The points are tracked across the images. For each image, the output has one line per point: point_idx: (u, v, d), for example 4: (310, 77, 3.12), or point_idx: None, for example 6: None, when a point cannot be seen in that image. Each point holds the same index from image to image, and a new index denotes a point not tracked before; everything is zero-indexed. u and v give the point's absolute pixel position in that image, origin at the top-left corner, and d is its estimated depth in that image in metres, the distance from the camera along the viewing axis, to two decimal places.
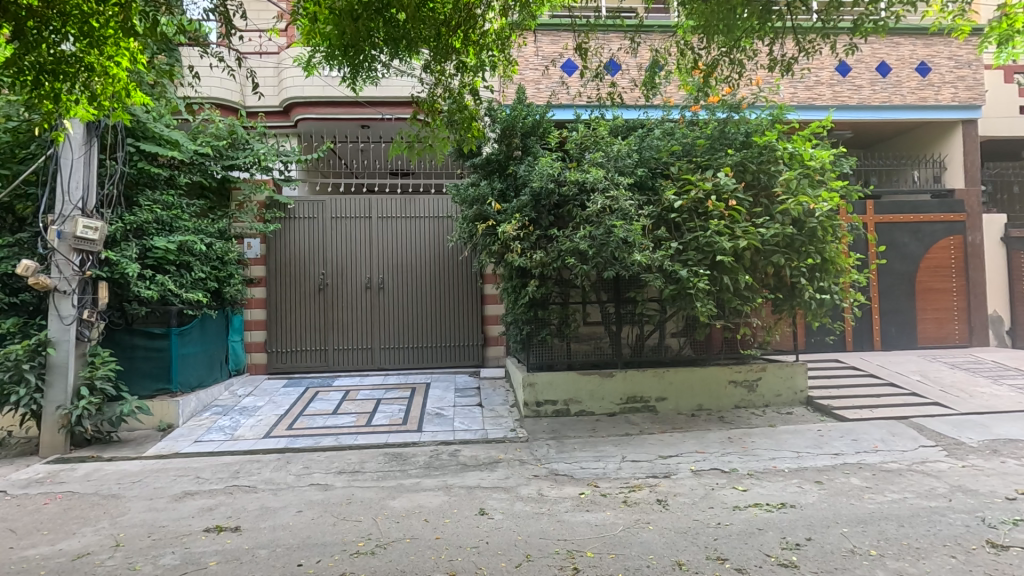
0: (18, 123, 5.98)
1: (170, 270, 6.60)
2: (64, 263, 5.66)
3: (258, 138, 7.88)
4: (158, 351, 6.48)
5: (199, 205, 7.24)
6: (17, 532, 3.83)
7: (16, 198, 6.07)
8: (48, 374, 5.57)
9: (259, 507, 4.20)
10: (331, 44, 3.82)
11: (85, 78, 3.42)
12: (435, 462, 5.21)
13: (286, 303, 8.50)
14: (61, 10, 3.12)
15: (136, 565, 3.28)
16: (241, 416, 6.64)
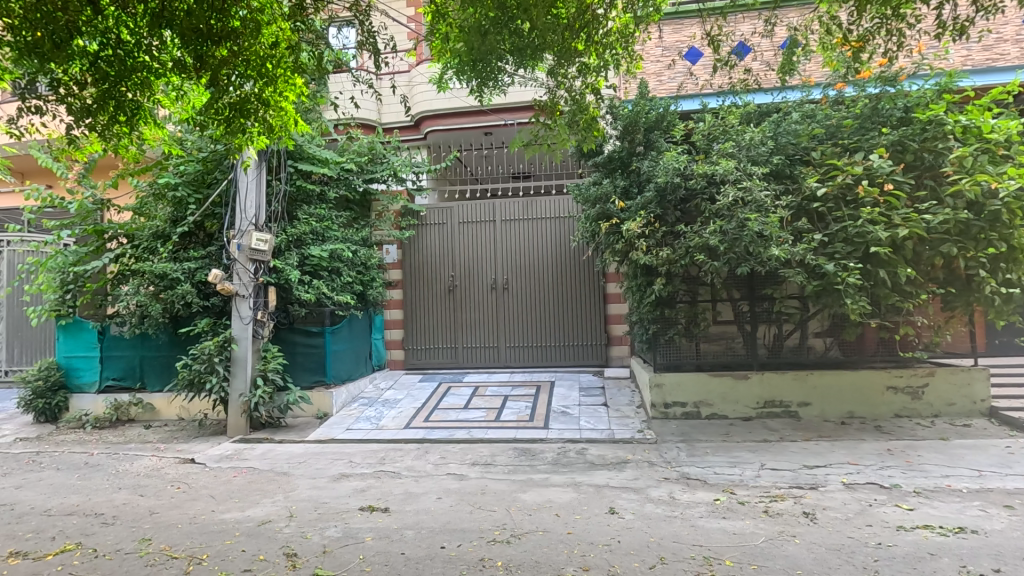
0: (207, 154, 7.11)
1: (324, 275, 7.44)
2: (243, 270, 6.61)
3: (393, 151, 8.62)
4: (315, 347, 7.32)
5: (345, 216, 8.07)
6: (216, 498, 4.56)
7: (207, 217, 7.18)
8: (233, 366, 6.53)
9: (403, 492, 4.59)
10: (461, 61, 4.05)
11: (262, 112, 3.95)
12: (563, 459, 5.30)
13: (420, 303, 9.13)
14: (246, 57, 3.63)
15: (307, 534, 3.76)
16: (384, 408, 7.26)
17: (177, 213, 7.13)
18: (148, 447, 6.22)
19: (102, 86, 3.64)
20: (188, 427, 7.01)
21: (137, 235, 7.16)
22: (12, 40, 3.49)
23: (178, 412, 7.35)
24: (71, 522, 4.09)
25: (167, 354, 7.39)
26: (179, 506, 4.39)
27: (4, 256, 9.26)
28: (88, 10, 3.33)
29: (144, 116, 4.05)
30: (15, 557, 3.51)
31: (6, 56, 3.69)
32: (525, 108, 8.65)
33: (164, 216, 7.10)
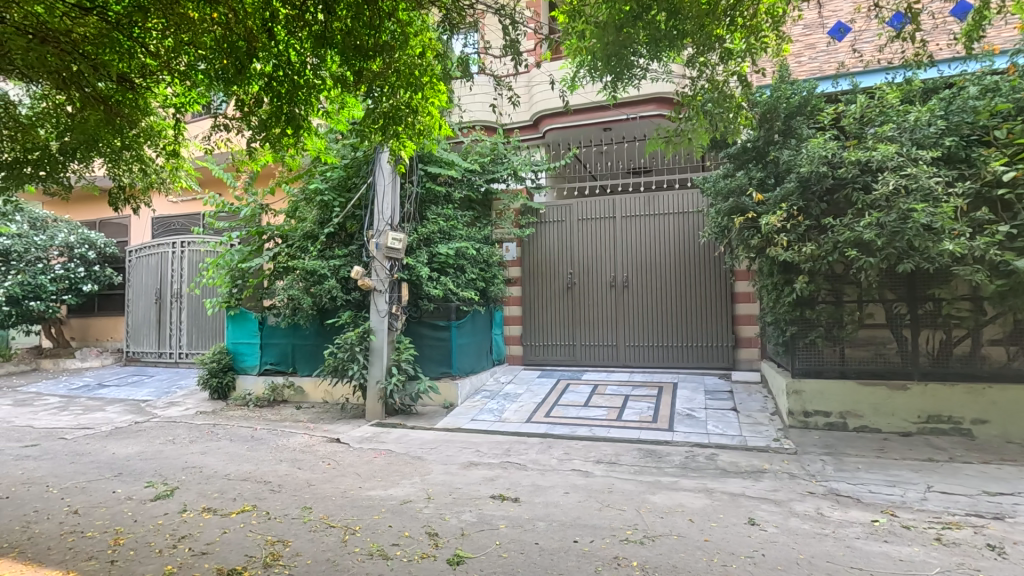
0: (350, 161, 7.76)
1: (450, 272, 7.83)
2: (380, 267, 7.14)
3: (513, 151, 8.82)
4: (442, 340, 7.73)
5: (469, 216, 8.42)
6: (361, 476, 4.98)
7: (349, 218, 7.83)
8: (371, 355, 7.07)
9: (531, 484, 4.69)
10: (595, 57, 4.03)
11: (412, 119, 4.25)
12: (692, 463, 5.10)
13: (539, 300, 9.26)
14: (396, 69, 3.90)
15: (445, 517, 3.97)
16: (506, 401, 7.47)
17: (323, 215, 7.80)
18: (300, 425, 6.95)
19: (276, 102, 4.11)
20: (332, 409, 7.72)
21: (290, 235, 7.96)
22: (209, 70, 4.05)
23: (323, 396, 8.12)
24: (246, 487, 4.69)
25: (314, 343, 8.19)
26: (331, 481, 4.86)
27: (186, 255, 10.81)
28: (265, 37, 3.75)
29: (307, 130, 4.52)
30: (208, 512, 4.09)
31: (202, 83, 4.29)
32: (669, 100, 8.32)
33: (313, 218, 7.79)
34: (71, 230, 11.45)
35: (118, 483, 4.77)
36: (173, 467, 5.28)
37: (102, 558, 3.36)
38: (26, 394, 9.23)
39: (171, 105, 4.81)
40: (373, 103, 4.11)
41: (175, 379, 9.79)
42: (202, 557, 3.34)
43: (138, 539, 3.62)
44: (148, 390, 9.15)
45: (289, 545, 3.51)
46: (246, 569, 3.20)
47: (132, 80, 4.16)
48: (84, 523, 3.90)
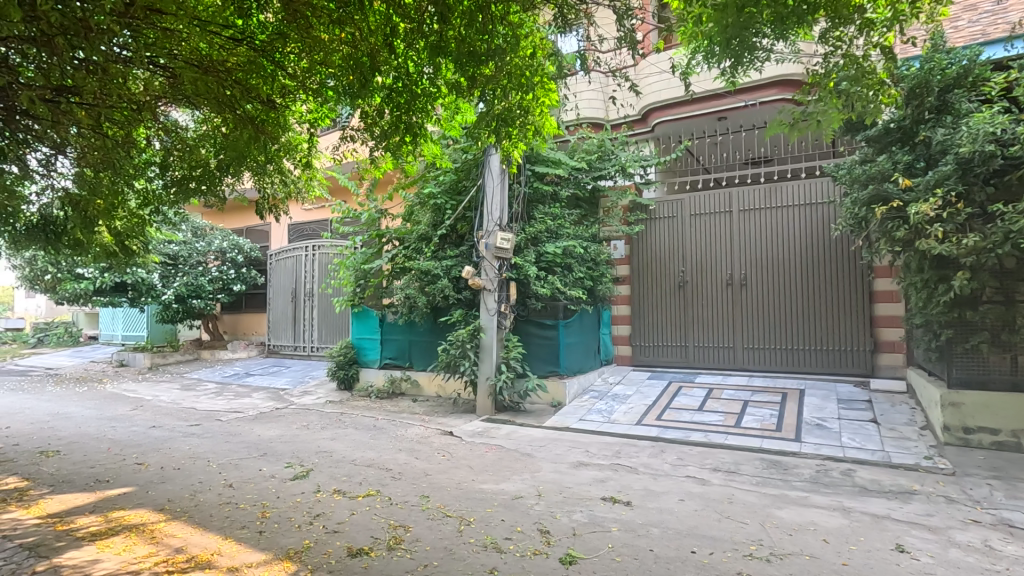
0: (461, 164, 8.05)
1: (558, 271, 7.85)
2: (489, 266, 7.33)
3: (621, 147, 8.65)
4: (550, 339, 7.78)
5: (576, 214, 8.38)
6: (474, 469, 5.14)
7: (460, 220, 8.11)
8: (481, 352, 7.28)
9: (643, 488, 4.55)
10: (712, 41, 3.82)
11: (523, 119, 4.32)
12: (824, 478, 4.66)
13: (649, 299, 8.96)
14: (507, 72, 3.95)
15: (556, 515, 3.97)
16: (614, 402, 7.33)
17: (436, 218, 8.16)
18: (416, 417, 7.33)
19: (396, 113, 4.36)
20: (445, 403, 8.06)
21: (406, 237, 8.38)
22: (337, 87, 4.40)
23: (436, 390, 8.50)
24: (371, 472, 5.03)
25: (428, 339, 8.60)
26: (446, 472, 5.06)
27: (317, 258, 11.87)
28: (386, 51, 3.97)
29: (424, 135, 4.76)
30: (338, 494, 4.45)
31: (331, 99, 4.66)
32: (795, 82, 7.68)
33: (427, 221, 8.15)
34: (224, 237, 13.04)
35: (264, 462, 5.33)
36: (307, 450, 5.81)
37: (252, 528, 3.77)
38: (191, 380, 10.65)
39: (305, 121, 5.29)
40: (487, 106, 4.23)
41: (308, 370, 10.78)
42: (335, 535, 3.64)
43: (281, 514, 4.02)
44: (286, 379, 10.16)
45: (410, 531, 3.71)
46: (372, 549, 3.42)
47: (274, 101, 4.63)
48: (237, 496, 4.40)
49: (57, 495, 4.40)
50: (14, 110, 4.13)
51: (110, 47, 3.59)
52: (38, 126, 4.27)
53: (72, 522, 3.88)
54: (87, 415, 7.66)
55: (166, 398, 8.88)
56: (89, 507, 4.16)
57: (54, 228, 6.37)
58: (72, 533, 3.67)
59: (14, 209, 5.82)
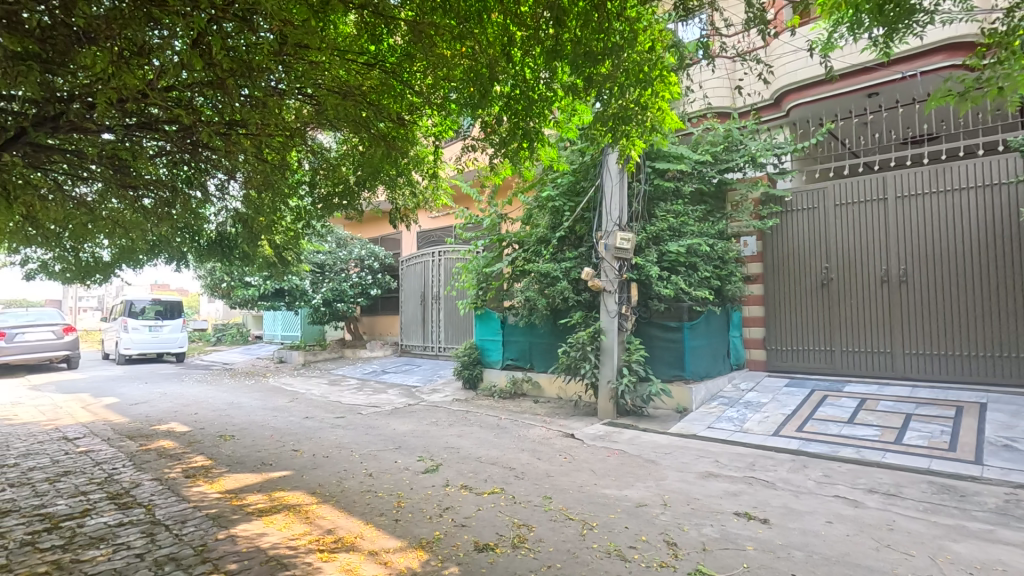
0: (578, 165, 8.01)
1: (682, 270, 7.51)
2: (609, 267, 7.21)
3: (750, 135, 8.06)
4: (675, 342, 7.46)
5: (701, 210, 7.95)
6: (596, 473, 5.08)
7: (578, 221, 8.04)
8: (602, 355, 7.18)
9: (783, 505, 4.17)
10: (861, 10, 3.39)
11: (642, 115, 4.19)
12: (1015, 510, 3.93)
13: (786, 300, 8.20)
14: (625, 67, 3.84)
15: (684, 527, 3.79)
16: (747, 410, 6.83)
17: (555, 220, 8.20)
18: (538, 418, 7.42)
19: (514, 120, 4.44)
20: (566, 405, 8.07)
21: (526, 241, 8.49)
22: (458, 99, 4.59)
23: (557, 392, 8.54)
24: (495, 470, 5.19)
25: (548, 341, 8.68)
26: (568, 474, 5.06)
27: (443, 262, 12.52)
28: (505, 61, 4.07)
29: (542, 139, 4.79)
30: (465, 489, 4.65)
31: (454, 111, 4.89)
32: (968, 45, 6.62)
33: (546, 223, 8.23)
34: (362, 246, 14.26)
35: (398, 455, 5.73)
36: (437, 446, 6.14)
37: (389, 516, 4.06)
38: (337, 376, 11.78)
39: (431, 135, 5.60)
40: (604, 105, 4.18)
41: (437, 369, 11.40)
42: (462, 528, 3.80)
43: (414, 504, 4.29)
44: (417, 377, 10.84)
45: (533, 531, 3.76)
46: (497, 545, 3.53)
47: (404, 118, 4.97)
48: (376, 485, 4.78)
49: (233, 474, 5.10)
50: (197, 145, 4.87)
51: (269, 83, 4.11)
52: (215, 156, 5.01)
53: (244, 498, 4.47)
54: (255, 405, 8.80)
55: (317, 392, 9.91)
56: (257, 486, 4.77)
57: (228, 242, 7.40)
58: (244, 508, 4.23)
59: (199, 228, 6.85)
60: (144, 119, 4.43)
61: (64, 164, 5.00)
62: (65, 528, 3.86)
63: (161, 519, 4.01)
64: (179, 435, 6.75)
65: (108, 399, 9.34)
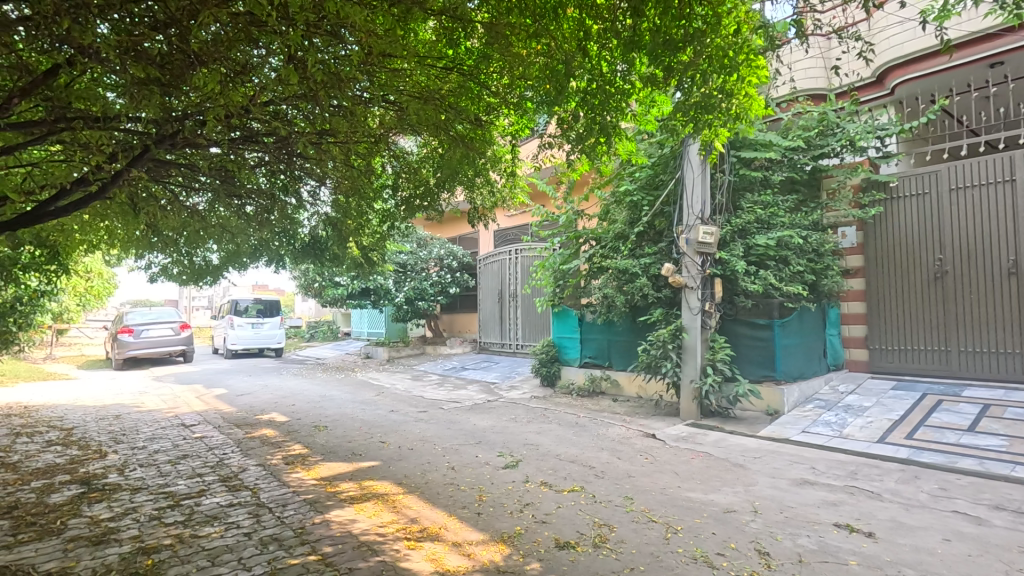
0: (657, 158, 7.77)
1: (771, 265, 7.11)
2: (691, 263, 6.96)
3: (848, 117, 7.46)
4: (764, 340, 7.07)
5: (793, 200, 7.47)
6: (679, 475, 4.92)
7: (657, 216, 7.81)
8: (684, 353, 6.94)
9: (891, 519, 3.84)
10: None
11: (727, 103, 4.00)
12: None
13: (891, 295, 7.52)
14: (707, 54, 3.68)
15: (777, 536, 3.58)
16: (847, 414, 6.34)
17: (633, 215, 8.01)
18: (617, 417, 7.29)
19: (590, 115, 4.39)
20: (646, 405, 7.88)
21: (603, 237, 8.34)
22: (535, 97, 4.61)
23: (637, 391, 8.36)
24: (575, 468, 5.16)
25: (627, 339, 8.51)
26: (650, 476, 4.93)
27: (519, 260, 12.62)
28: (581, 55, 4.03)
29: (620, 133, 4.71)
30: (545, 486, 4.66)
31: (530, 110, 4.92)
32: None
33: (623, 219, 8.06)
34: (442, 245, 14.68)
35: (479, 450, 5.85)
36: (516, 442, 6.20)
37: (472, 509, 4.16)
38: (419, 372, 12.21)
39: (508, 134, 5.66)
40: (685, 95, 4.03)
41: (515, 366, 11.51)
42: (543, 525, 3.81)
43: (495, 499, 4.37)
44: (496, 374, 11.01)
45: (615, 531, 3.70)
46: (578, 544, 3.51)
47: (481, 119, 5.05)
48: (459, 478, 4.91)
49: (327, 463, 5.43)
50: (292, 155, 5.23)
51: (356, 93, 4.33)
52: (307, 164, 5.35)
53: (337, 485, 4.75)
54: (345, 398, 9.32)
55: (401, 386, 10.32)
56: (349, 475, 5.05)
57: (319, 245, 7.87)
58: (338, 495, 4.49)
59: (294, 232, 7.35)
60: (246, 133, 4.80)
61: (180, 177, 5.53)
62: (186, 506, 4.28)
63: (264, 502, 4.34)
64: (279, 424, 7.28)
65: (217, 390, 10.24)
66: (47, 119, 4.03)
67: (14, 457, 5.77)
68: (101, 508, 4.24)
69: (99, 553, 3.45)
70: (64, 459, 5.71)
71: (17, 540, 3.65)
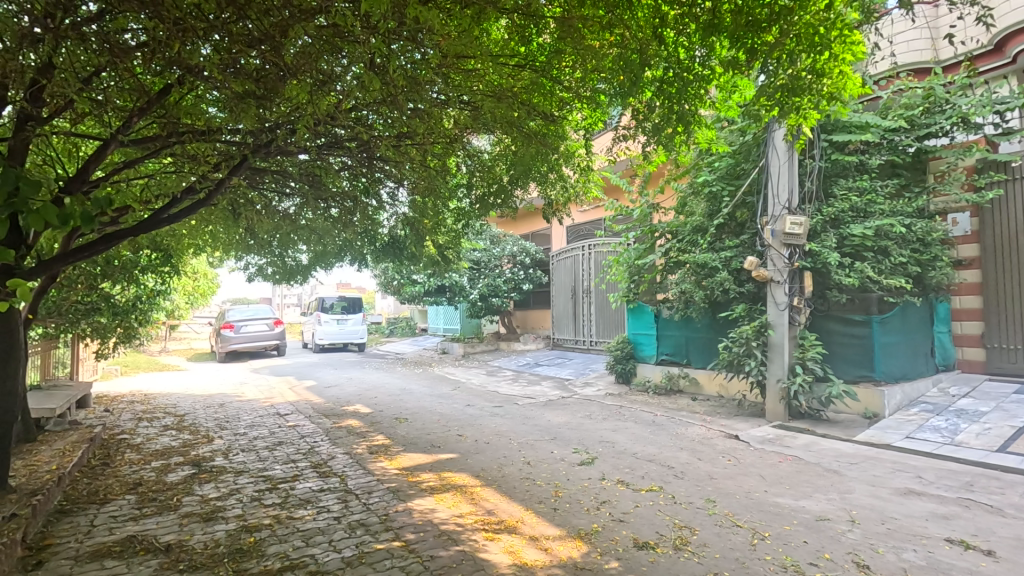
0: (739, 146, 7.41)
1: (868, 256, 6.59)
2: (777, 256, 6.61)
3: (960, 92, 6.75)
4: (860, 338, 6.57)
5: (893, 185, 6.87)
6: (766, 479, 4.67)
7: (739, 207, 7.45)
8: (769, 351, 6.58)
9: (1015, 537, 3.45)
10: None
11: (819, 84, 3.74)
12: None
13: (1013, 288, 6.72)
14: (795, 33, 3.46)
15: (877, 549, 3.32)
16: (960, 419, 5.76)
17: (712, 207, 7.68)
18: (697, 417, 7.04)
19: (668, 104, 4.26)
20: (728, 404, 7.55)
21: (680, 231, 8.00)
22: (609, 90, 4.54)
23: (717, 389, 8.04)
24: (652, 468, 5.04)
25: (707, 336, 8.19)
26: (733, 478, 4.73)
27: (593, 256, 12.48)
28: (657, 44, 3.91)
29: (700, 121, 4.53)
30: (622, 484, 4.59)
31: (603, 102, 4.85)
32: None
33: (702, 211, 7.75)
34: (515, 242, 14.78)
35: (554, 446, 5.85)
36: (592, 439, 6.15)
37: (548, 504, 4.17)
38: (494, 367, 12.41)
39: (581, 128, 5.62)
40: (768, 77, 3.80)
41: (589, 363, 11.41)
42: (621, 524, 3.76)
43: (571, 495, 4.35)
44: (570, 370, 10.97)
45: (697, 534, 3.59)
46: (658, 545, 3.43)
47: (554, 114, 5.06)
48: (534, 473, 4.94)
49: (408, 453, 5.65)
50: (373, 160, 5.47)
51: (432, 96, 4.45)
52: (387, 166, 5.58)
53: (418, 476, 4.92)
54: (423, 391, 9.64)
55: (476, 381, 10.53)
56: (429, 465, 5.23)
57: (398, 244, 8.18)
58: (419, 485, 4.66)
59: (375, 232, 7.68)
60: (331, 140, 5.06)
61: (273, 183, 5.92)
62: (282, 489, 4.60)
63: (351, 488, 4.58)
64: (363, 415, 7.66)
65: (307, 382, 10.93)
66: (162, 134, 4.42)
67: (137, 439, 6.45)
68: (210, 488, 4.65)
69: (209, 528, 3.79)
70: (178, 442, 6.31)
71: (142, 513, 4.08)
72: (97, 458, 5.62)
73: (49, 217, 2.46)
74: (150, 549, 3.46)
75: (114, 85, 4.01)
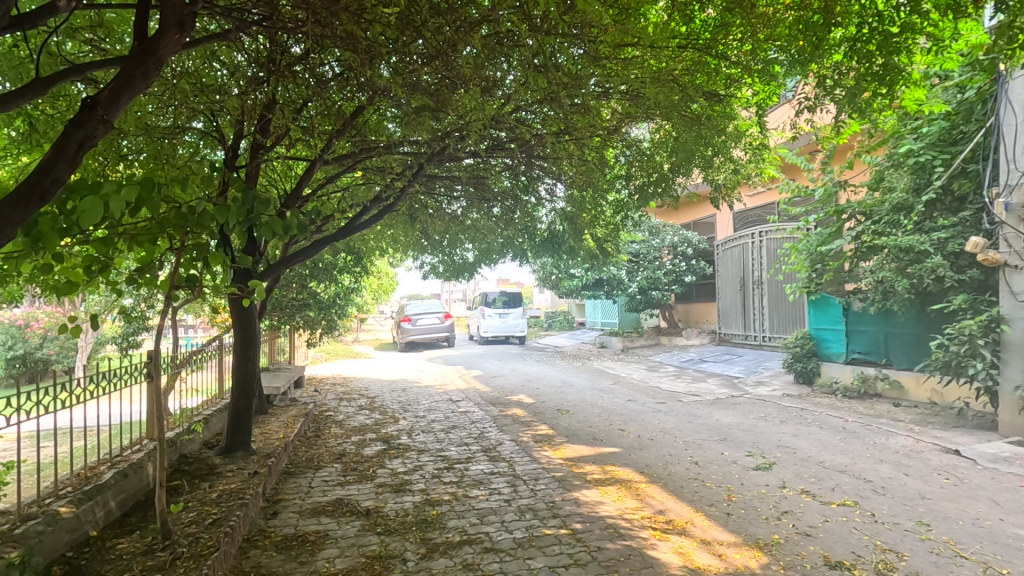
0: (957, 105, 6.17)
1: None
2: (1014, 236, 5.39)
3: None
4: None
5: None
6: (1003, 506, 3.85)
7: (957, 177, 6.22)
8: (1003, 351, 5.41)
9: None
10: None
11: None
12: None
13: None
14: None
15: None
16: None
17: (919, 180, 6.51)
18: (902, 425, 6.06)
19: (864, 64, 3.70)
20: (944, 412, 6.38)
21: (876, 210, 6.95)
22: (788, 57, 4.08)
23: (929, 395, 6.82)
24: (845, 480, 4.47)
25: (915, 332, 6.99)
26: (955, 500, 3.99)
27: (765, 244, 11.41)
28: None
29: (905, 79, 3.85)
30: (807, 495, 4.15)
31: (779, 73, 4.39)
32: None
33: (904, 186, 6.61)
34: (675, 232, 14.15)
35: (725, 447, 5.49)
36: (769, 443, 5.65)
37: (720, 508, 3.94)
38: (655, 362, 12.03)
39: (753, 105, 5.16)
40: (1005, 15, 3.10)
41: (762, 360, 10.49)
42: (808, 538, 3.41)
43: (746, 501, 4.05)
44: (739, 368, 10.19)
45: (905, 560, 3.11)
46: (855, 567, 3.04)
47: (719, 92, 4.74)
48: (704, 474, 4.69)
49: (571, 444, 5.74)
50: (534, 160, 5.67)
51: (591, 89, 4.42)
52: (546, 163, 5.71)
53: (582, 467, 4.99)
54: (584, 384, 9.73)
55: (637, 377, 10.32)
56: (592, 458, 5.26)
57: (557, 238, 8.33)
58: (584, 476, 4.72)
59: (535, 228, 7.92)
60: (494, 142, 5.34)
61: (443, 189, 6.42)
62: (458, 469, 5.00)
63: (519, 474, 4.81)
64: (527, 405, 7.98)
65: (475, 372, 11.71)
66: (356, 151, 5.05)
67: (340, 416, 7.52)
68: (398, 463, 5.23)
69: (399, 499, 4.27)
70: (371, 421, 7.21)
71: (347, 480, 4.74)
72: (311, 430, 6.65)
73: (274, 228, 2.93)
74: (354, 511, 4.01)
75: (318, 112, 4.71)
